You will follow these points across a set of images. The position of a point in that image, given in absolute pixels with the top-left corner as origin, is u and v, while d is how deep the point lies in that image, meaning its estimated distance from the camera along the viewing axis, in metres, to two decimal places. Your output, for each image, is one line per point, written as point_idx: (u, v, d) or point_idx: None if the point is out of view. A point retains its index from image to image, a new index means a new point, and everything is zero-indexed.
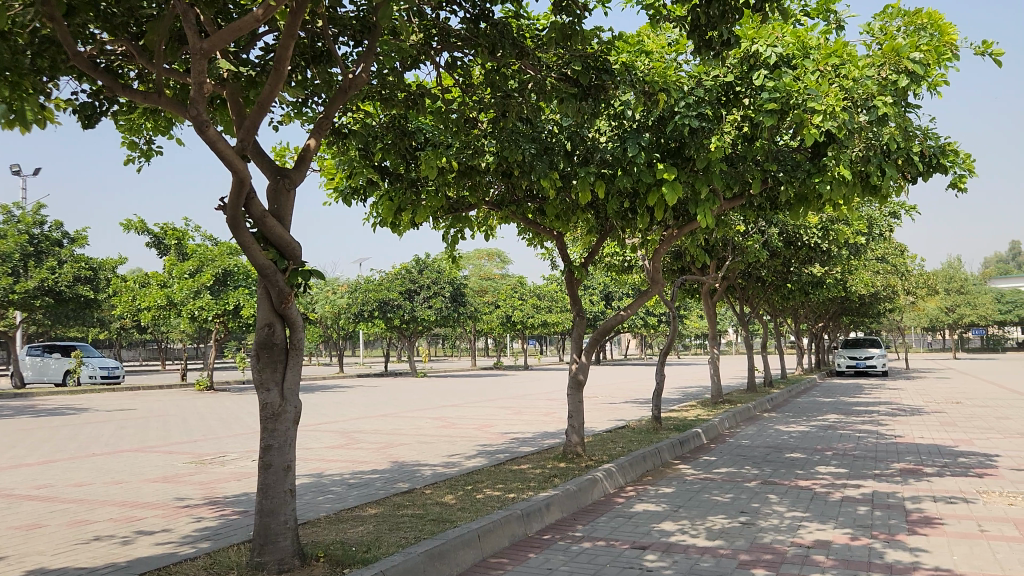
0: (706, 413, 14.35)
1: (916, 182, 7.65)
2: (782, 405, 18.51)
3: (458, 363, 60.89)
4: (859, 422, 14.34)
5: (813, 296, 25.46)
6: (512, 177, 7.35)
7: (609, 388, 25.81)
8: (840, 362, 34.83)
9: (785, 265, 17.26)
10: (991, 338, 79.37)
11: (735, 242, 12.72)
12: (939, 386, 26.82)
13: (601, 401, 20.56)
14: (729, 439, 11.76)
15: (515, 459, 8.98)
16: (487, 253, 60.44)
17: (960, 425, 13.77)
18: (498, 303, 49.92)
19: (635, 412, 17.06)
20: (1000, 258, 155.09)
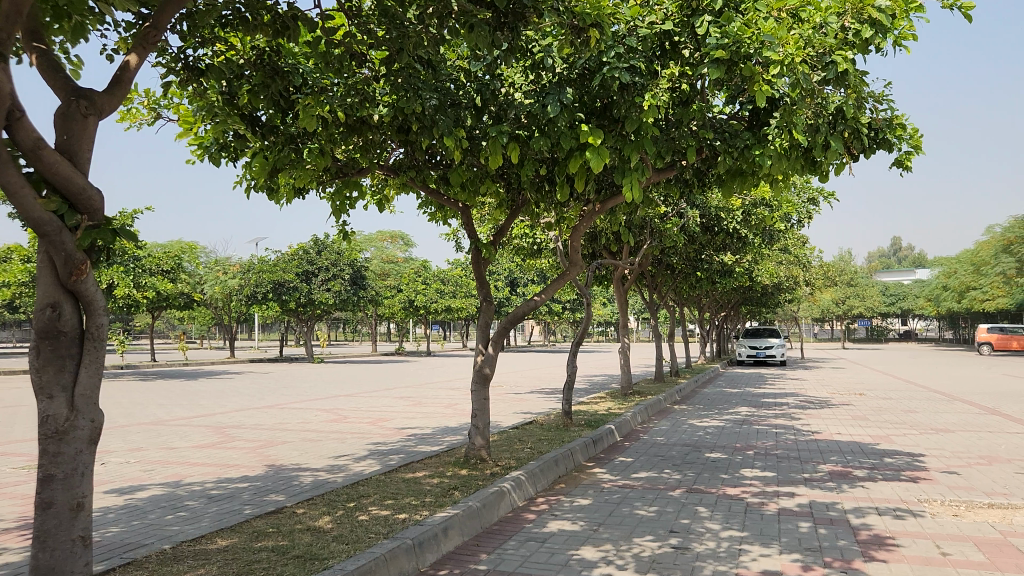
0: (617, 406, 13.58)
1: (862, 158, 6.92)
2: (692, 397, 17.94)
3: (358, 348, 59.08)
4: (772, 415, 13.84)
5: (719, 285, 25.24)
6: (411, 134, 6.18)
7: (513, 376, 24.97)
8: (740, 351, 35.11)
9: (697, 252, 16.68)
10: (875, 329, 83.07)
11: (651, 224, 11.94)
12: (837, 376, 27.15)
13: (505, 391, 19.63)
14: (643, 435, 10.96)
15: (410, 464, 7.85)
16: (390, 236, 58.63)
17: (872, 418, 13.44)
18: (400, 287, 48.41)
19: (541, 403, 16.17)
20: (883, 253, 163.29)
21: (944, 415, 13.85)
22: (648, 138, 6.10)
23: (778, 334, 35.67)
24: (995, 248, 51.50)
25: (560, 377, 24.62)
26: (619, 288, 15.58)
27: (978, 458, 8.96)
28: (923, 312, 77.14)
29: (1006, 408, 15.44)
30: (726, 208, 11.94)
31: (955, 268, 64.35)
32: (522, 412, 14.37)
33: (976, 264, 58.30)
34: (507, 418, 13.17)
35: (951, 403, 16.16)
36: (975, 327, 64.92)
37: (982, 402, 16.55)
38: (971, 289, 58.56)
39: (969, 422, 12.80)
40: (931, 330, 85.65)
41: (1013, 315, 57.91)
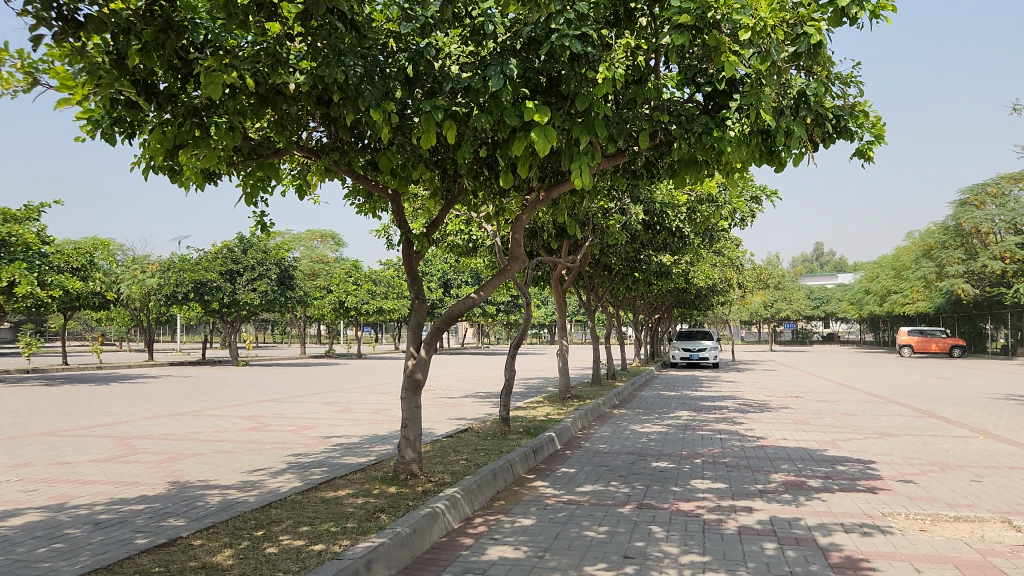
0: (555, 411, 12.99)
1: (823, 146, 6.45)
2: (630, 400, 17.49)
3: (286, 350, 57.28)
4: (713, 420, 13.45)
5: (655, 287, 24.98)
6: (334, 108, 5.43)
7: (446, 380, 24.22)
8: (673, 353, 35.07)
9: (636, 252, 16.26)
10: (800, 332, 84.97)
11: (592, 220, 11.42)
12: (770, 378, 27.22)
13: (438, 396, 18.86)
14: (585, 443, 10.38)
15: (332, 480, 7.07)
16: (320, 235, 57.01)
17: (813, 422, 13.18)
18: (330, 288, 47.00)
19: (476, 409, 15.48)
20: (807, 258, 167.95)
21: (883, 419, 13.69)
22: (600, 118, 5.51)
23: (710, 337, 35.76)
24: (916, 253, 52.99)
25: (494, 380, 23.97)
26: (558, 288, 15.01)
27: (929, 464, 8.66)
28: (846, 315, 79.15)
29: (940, 410, 15.44)
30: (669, 205, 11.49)
31: (877, 272, 66.14)
32: (456, 418, 13.66)
33: (897, 268, 59.96)
34: (440, 424, 12.44)
35: (886, 405, 16.10)
36: (895, 330, 66.86)
37: (916, 405, 16.55)
38: (893, 292, 60.22)
39: (909, 426, 12.64)
40: (853, 332, 88.03)
41: (931, 318, 59.76)
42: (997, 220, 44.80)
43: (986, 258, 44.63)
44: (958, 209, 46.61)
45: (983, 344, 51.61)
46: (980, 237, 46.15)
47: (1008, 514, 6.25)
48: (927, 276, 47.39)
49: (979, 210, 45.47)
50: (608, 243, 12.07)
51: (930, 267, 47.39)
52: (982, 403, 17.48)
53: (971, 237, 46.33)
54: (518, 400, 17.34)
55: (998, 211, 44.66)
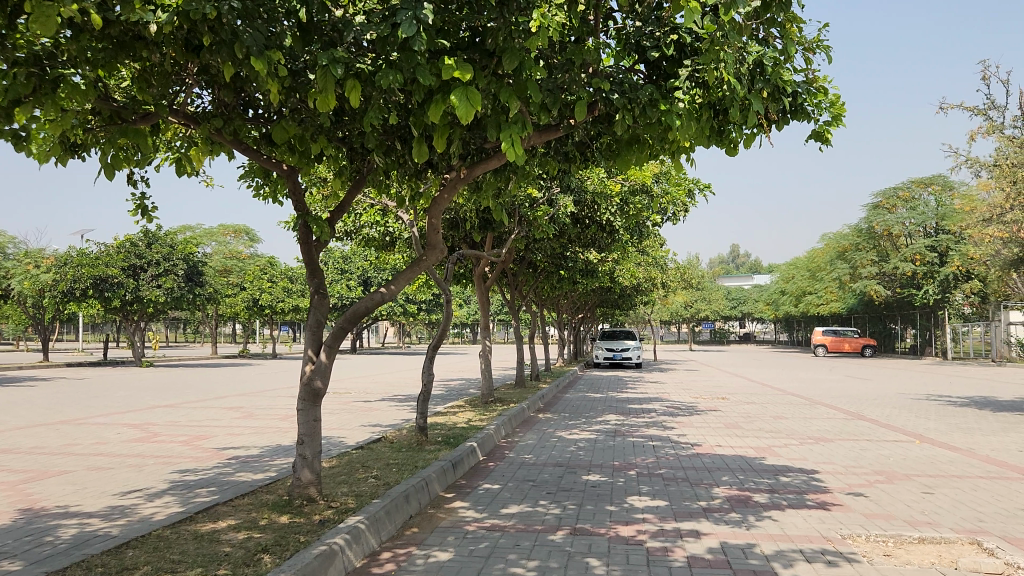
0: (476, 416, 12.12)
1: (781, 125, 5.77)
2: (554, 403, 16.77)
3: (196, 350, 54.69)
4: (643, 424, 12.80)
5: (580, 285, 24.37)
6: (208, 56, 4.42)
7: (363, 382, 23.05)
8: (597, 353, 34.65)
9: (563, 248, 15.55)
10: (717, 331, 86.42)
11: (518, 209, 10.64)
12: (694, 378, 26.99)
13: (353, 400, 17.75)
14: (509, 453, 9.53)
15: (213, 506, 6.00)
16: (233, 229, 54.34)
17: (745, 425, 12.69)
18: (244, 286, 44.93)
19: (393, 414, 14.47)
20: (724, 259, 171.81)
21: (814, 422, 13.30)
22: (533, 79, 4.69)
23: (633, 336, 35.50)
24: (830, 254, 54.22)
25: (414, 382, 22.95)
26: (480, 285, 14.13)
27: (873, 474, 8.13)
28: (762, 316, 80.79)
29: (866, 411, 15.27)
30: (600, 197, 10.76)
31: (792, 273, 67.60)
32: (370, 425, 12.63)
33: (811, 270, 61.34)
34: (352, 432, 11.41)
35: (813, 406, 15.82)
36: (809, 330, 68.52)
37: (842, 405, 16.35)
38: (807, 293, 61.61)
39: (842, 429, 12.25)
40: (767, 332, 89.95)
41: (843, 318, 61.38)
42: (907, 223, 46.10)
43: (897, 261, 45.88)
44: (870, 212, 47.79)
45: (892, 344, 53.16)
46: (891, 239, 47.42)
47: (975, 533, 5.69)
48: (842, 277, 48.43)
49: (891, 213, 46.71)
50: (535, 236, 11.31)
51: (844, 268, 48.50)
52: (903, 403, 17.48)
53: (883, 240, 47.57)
54: (438, 403, 16.40)
55: (908, 214, 45.95)
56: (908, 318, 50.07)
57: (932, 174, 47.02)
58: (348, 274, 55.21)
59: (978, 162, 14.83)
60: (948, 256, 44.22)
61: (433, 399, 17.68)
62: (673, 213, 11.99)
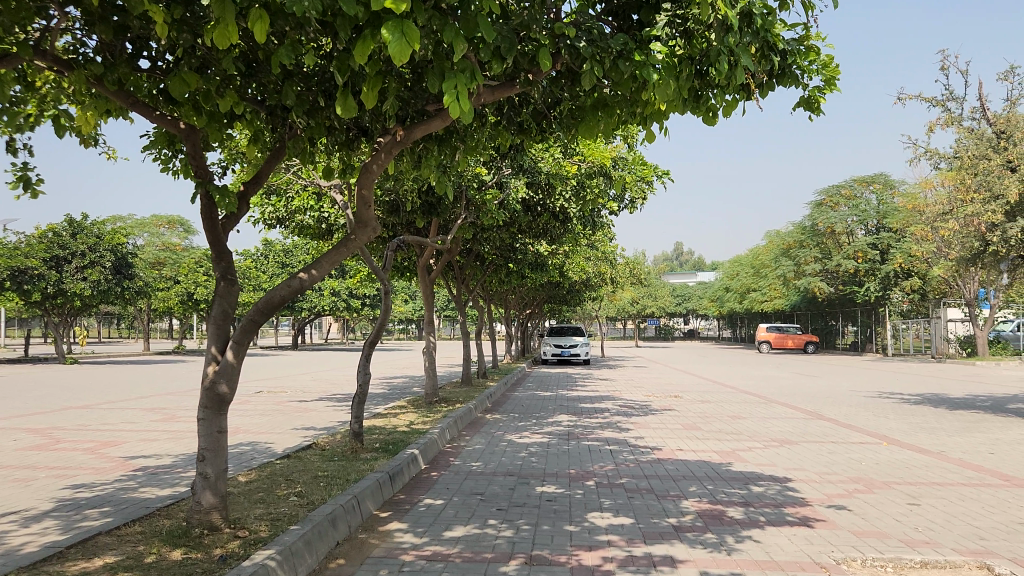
0: (418, 419, 11.20)
1: (767, 89, 5.05)
2: (502, 402, 15.91)
3: (127, 347, 52.39)
4: (597, 426, 12.05)
5: (527, 280, 23.58)
6: None
7: (300, 380, 21.89)
8: (544, 350, 33.96)
9: (512, 239, 14.74)
10: (662, 328, 86.72)
11: (465, 192, 9.75)
12: (643, 375, 26.46)
13: (287, 400, 16.64)
14: (454, 461, 8.64)
15: (95, 537, 4.98)
16: (166, 220, 50.71)
17: (703, 426, 12.04)
18: (178, 279, 43.09)
19: (328, 415, 13.46)
20: (668, 256, 173.29)
21: (772, 422, 12.74)
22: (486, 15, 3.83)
23: (581, 332, 34.88)
24: (774, 252, 54.51)
25: (354, 380, 21.88)
26: (424, 276, 13.18)
27: (850, 482, 7.50)
28: (706, 312, 81.25)
29: (823, 410, 14.83)
30: (555, 179, 9.92)
31: (736, 270, 68.06)
32: (303, 428, 11.60)
33: (755, 267, 61.74)
34: (281, 437, 10.38)
35: (769, 405, 15.32)
36: (752, 327, 69.03)
37: (797, 404, 15.89)
38: (751, 290, 62.01)
39: (804, 430, 11.69)
40: (711, 329, 90.59)
41: (786, 315, 61.90)
42: (850, 220, 46.50)
43: (840, 258, 46.21)
44: (814, 209, 48.07)
45: (834, 341, 53.75)
46: (834, 236, 47.75)
47: (981, 555, 5.03)
48: (786, 274, 48.63)
49: (834, 211, 47.04)
50: (483, 222, 10.46)
51: (789, 265, 48.72)
52: (857, 401, 17.12)
53: (826, 237, 47.86)
54: (379, 403, 15.43)
55: (850, 211, 46.31)
56: (849, 315, 50.59)
57: (875, 173, 47.49)
58: (289, 268, 53.49)
59: (938, 154, 14.45)
60: (890, 253, 44.70)
61: (374, 398, 16.69)
62: (632, 200, 11.20)
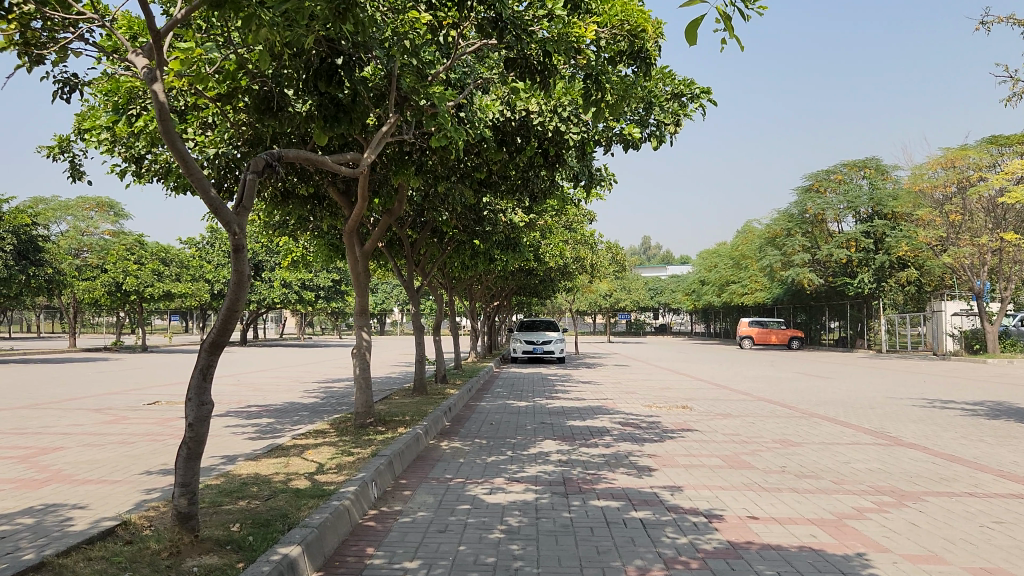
0: (335, 459, 7.28)
1: None
2: (463, 420, 11.97)
3: (54, 343, 47.48)
4: (603, 463, 8.29)
5: (496, 264, 19.75)
6: None
7: (220, 387, 17.81)
8: (513, 347, 30.24)
9: (476, 197, 10.88)
10: (634, 322, 83.09)
11: (398, 86, 6.04)
12: (630, 377, 22.85)
13: (181, 416, 12.61)
14: (373, 560, 4.75)
15: None
16: (95, 203, 44.44)
17: (753, 460, 8.37)
18: (104, 268, 38.80)
19: (218, 444, 9.52)
20: (637, 250, 170.42)
21: (841, 453, 9.07)
22: None
23: (555, 326, 31.05)
24: (757, 242, 51.39)
25: (285, 387, 17.84)
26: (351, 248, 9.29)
27: None
28: (679, 306, 78.42)
29: (888, 430, 11.32)
30: (552, 59, 6.23)
31: (713, 261, 64.98)
32: (161, 472, 7.66)
33: (736, 258, 58.47)
34: (105, 498, 6.42)
35: (815, 424, 11.73)
36: (729, 321, 65.96)
37: (846, 420, 12.32)
38: (731, 283, 58.85)
39: (901, 468, 8.10)
40: (684, 323, 87.55)
41: (766, 309, 58.77)
42: (840, 206, 43.29)
43: (831, 248, 42.98)
44: (802, 195, 44.90)
45: (818, 336, 50.81)
46: (824, 224, 44.49)
47: None
48: (773, 264, 45.30)
49: (823, 196, 43.91)
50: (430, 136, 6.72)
51: (775, 255, 45.40)
52: (912, 413, 13.66)
53: (815, 224, 44.59)
54: (299, 422, 11.47)
55: (841, 197, 43.00)
56: (838, 309, 47.56)
57: (866, 157, 44.27)
58: (236, 257, 48.98)
59: None
60: (884, 242, 41.58)
61: (297, 415, 12.75)
62: (665, 126, 7.47)
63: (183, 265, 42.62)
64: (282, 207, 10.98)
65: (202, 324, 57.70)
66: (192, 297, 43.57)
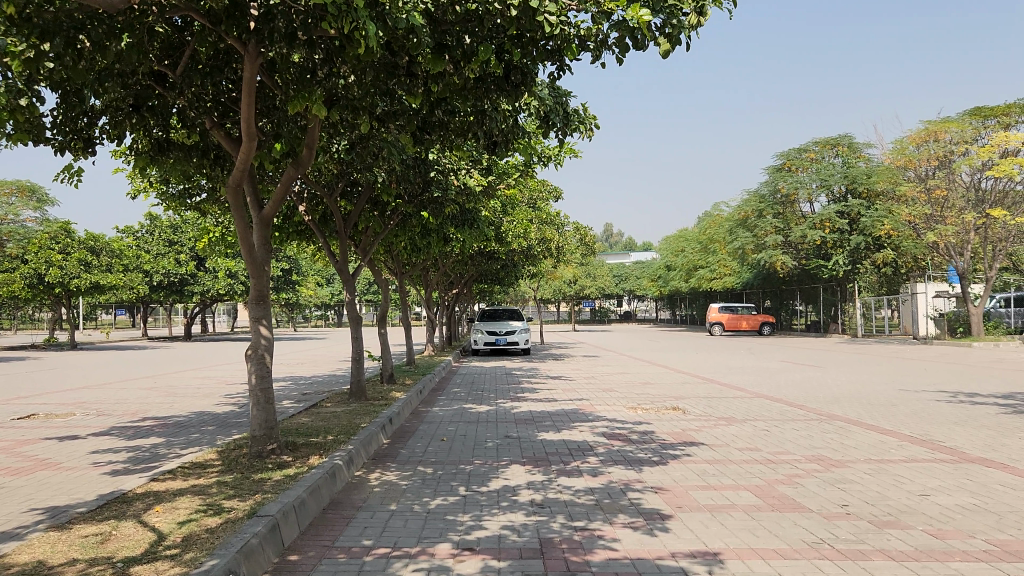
0: (190, 524, 4.72)
1: None
2: (405, 435, 9.46)
3: None
4: (594, 509, 5.84)
5: (451, 244, 17.21)
6: None
7: (127, 392, 15.09)
8: (474, 339, 27.71)
9: (409, 146, 8.50)
10: (598, 310, 80.91)
11: None
12: (602, 370, 20.51)
13: (48, 434, 9.90)
14: None
15: None
16: (16, 187, 40.82)
17: (802, 499, 5.99)
18: (24, 258, 35.29)
19: (62, 484, 6.86)
20: (599, 237, 168.03)
21: (908, 479, 6.75)
22: None
23: (518, 315, 28.57)
24: (726, 225, 49.49)
25: (204, 392, 15.13)
26: (236, 210, 6.73)
27: None
28: (644, 292, 76.66)
29: (936, 437, 9.10)
30: None
31: (680, 246, 63.06)
32: None
33: (704, 241, 56.47)
34: None
35: (845, 432, 9.44)
36: (696, 307, 64.18)
37: (878, 424, 10.07)
38: (698, 268, 56.93)
39: (1008, 505, 5.80)
40: (649, 311, 85.84)
41: (735, 294, 56.96)
42: (813, 185, 41.21)
43: (804, 229, 40.96)
44: (773, 174, 43.00)
45: (790, 321, 49.11)
46: (795, 205, 42.61)
47: None
48: (745, 247, 43.30)
49: (794, 175, 42.05)
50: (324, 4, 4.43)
51: (747, 237, 43.40)
52: (945, 411, 11.49)
53: (787, 205, 42.67)
54: (193, 445, 8.84)
55: (813, 175, 41.00)
56: (810, 293, 45.81)
57: (839, 135, 42.45)
58: (176, 246, 45.60)
59: None
60: (860, 222, 39.66)
61: (199, 431, 10.12)
62: (684, 14, 5.10)
63: (116, 253, 39.36)
64: (163, 166, 8.46)
65: (143, 318, 54.11)
66: (125, 290, 40.26)
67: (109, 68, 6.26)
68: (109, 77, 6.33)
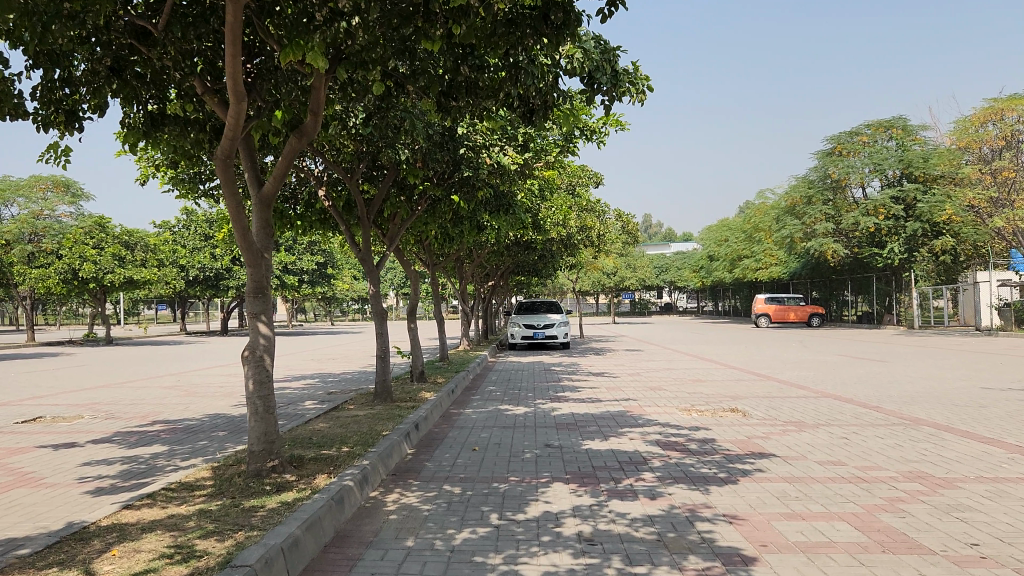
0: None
1: None
2: (433, 443, 8.41)
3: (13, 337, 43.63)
4: (659, 548, 4.71)
5: (485, 233, 16.13)
6: None
7: (146, 392, 14.27)
8: (512, 332, 26.63)
9: (431, 114, 7.46)
10: (639, 302, 79.28)
11: None
12: (648, 365, 19.31)
13: (45, 442, 9.02)
14: None
15: None
16: (51, 182, 40.74)
17: (919, 536, 4.79)
18: (60, 253, 35.06)
19: (32, 506, 5.89)
20: (639, 228, 165.64)
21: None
22: None
23: (557, 307, 27.44)
24: (772, 213, 47.71)
25: (225, 392, 14.26)
26: (227, 186, 5.72)
27: None
28: (686, 283, 74.96)
29: None
30: None
31: (722, 236, 61.29)
32: None
33: (748, 231, 54.66)
34: None
35: (938, 440, 8.19)
36: (740, 299, 62.40)
37: (973, 431, 8.80)
38: (742, 258, 55.18)
39: None
40: (691, 303, 84.11)
41: (781, 285, 55.09)
42: (866, 170, 39.28)
43: (856, 216, 38.95)
44: (823, 159, 41.19)
45: (840, 312, 47.23)
46: (845, 191, 40.75)
47: None
48: (793, 235, 41.57)
49: (846, 159, 40.21)
50: None
51: (795, 225, 41.65)
52: None
53: (837, 191, 40.84)
54: (195, 455, 7.87)
55: (866, 160, 39.02)
56: (862, 283, 43.93)
57: (893, 117, 40.40)
58: (213, 240, 45.27)
59: None
60: (915, 208, 37.58)
61: (208, 437, 9.17)
62: None
63: (151, 248, 39.02)
64: (153, 141, 7.41)
65: (181, 313, 54.02)
66: (160, 284, 39.94)
67: (55, 8, 5.05)
68: (57, 20, 5.11)
